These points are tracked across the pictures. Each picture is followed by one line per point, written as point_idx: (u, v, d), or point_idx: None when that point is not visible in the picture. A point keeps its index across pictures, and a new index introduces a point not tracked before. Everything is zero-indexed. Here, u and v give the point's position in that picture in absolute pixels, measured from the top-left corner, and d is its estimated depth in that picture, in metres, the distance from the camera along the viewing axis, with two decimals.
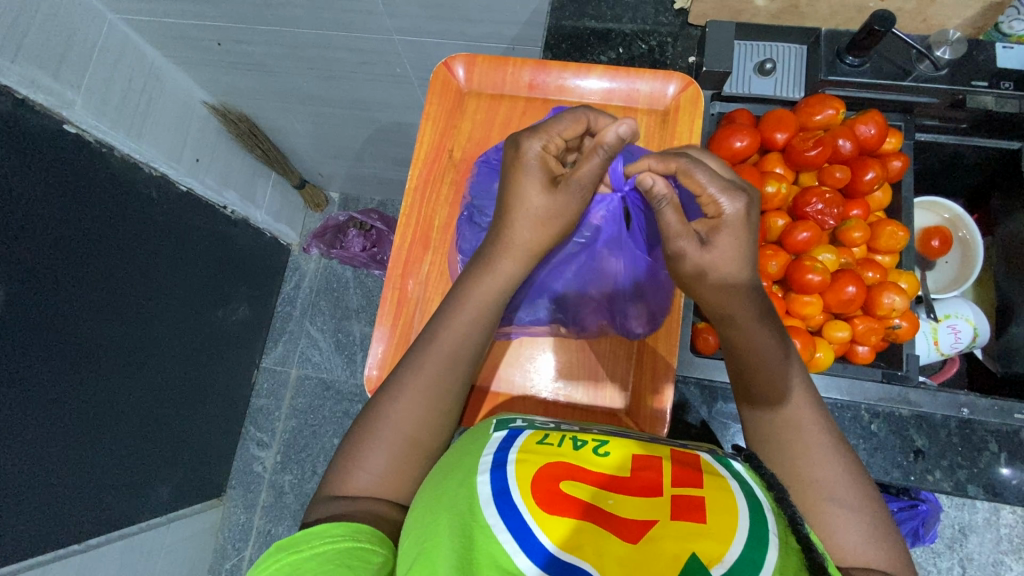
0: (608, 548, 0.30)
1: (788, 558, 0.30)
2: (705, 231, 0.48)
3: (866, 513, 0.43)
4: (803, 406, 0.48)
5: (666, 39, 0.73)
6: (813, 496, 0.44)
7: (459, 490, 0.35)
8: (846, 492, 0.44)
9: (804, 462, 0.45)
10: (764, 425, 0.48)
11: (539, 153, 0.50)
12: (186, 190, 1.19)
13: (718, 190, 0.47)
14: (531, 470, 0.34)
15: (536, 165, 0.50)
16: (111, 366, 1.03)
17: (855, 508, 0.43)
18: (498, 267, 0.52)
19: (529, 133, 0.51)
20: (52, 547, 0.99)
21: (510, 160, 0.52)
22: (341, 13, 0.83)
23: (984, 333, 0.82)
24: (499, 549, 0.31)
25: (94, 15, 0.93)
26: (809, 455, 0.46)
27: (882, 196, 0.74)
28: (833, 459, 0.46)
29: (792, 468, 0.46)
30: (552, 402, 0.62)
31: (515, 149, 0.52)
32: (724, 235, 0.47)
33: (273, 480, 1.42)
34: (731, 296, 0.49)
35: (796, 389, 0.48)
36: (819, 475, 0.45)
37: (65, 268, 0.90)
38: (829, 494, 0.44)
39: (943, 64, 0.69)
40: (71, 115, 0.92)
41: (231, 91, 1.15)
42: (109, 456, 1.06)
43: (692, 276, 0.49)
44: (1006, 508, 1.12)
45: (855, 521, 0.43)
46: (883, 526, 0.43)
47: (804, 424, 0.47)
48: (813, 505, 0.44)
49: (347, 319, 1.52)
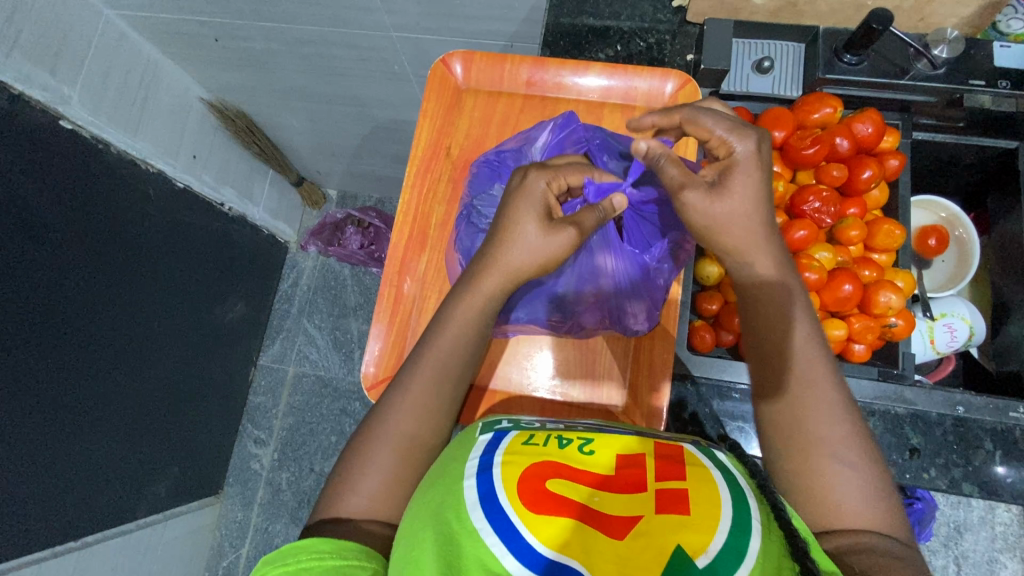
0: (596, 545, 0.30)
1: (769, 548, 0.30)
2: (716, 175, 0.47)
3: (865, 470, 0.44)
4: (816, 361, 0.48)
5: (664, 37, 0.73)
6: (814, 452, 0.45)
7: (446, 494, 0.35)
8: (848, 450, 0.44)
9: (812, 421, 0.46)
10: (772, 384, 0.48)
11: (542, 187, 0.51)
12: (183, 187, 1.18)
13: (725, 130, 0.47)
14: (517, 472, 0.34)
15: (538, 197, 0.51)
16: (107, 363, 1.02)
17: (859, 469, 0.44)
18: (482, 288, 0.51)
19: (535, 168, 0.53)
20: (48, 545, 0.98)
21: (511, 187, 0.53)
22: (339, 9, 0.82)
23: (980, 331, 0.81)
24: (487, 552, 0.31)
25: (90, 10, 0.92)
26: (816, 410, 0.46)
27: (879, 194, 0.74)
28: (840, 417, 0.46)
29: (797, 423, 0.46)
30: (549, 400, 0.62)
31: (518, 178, 0.52)
32: (736, 174, 0.46)
33: (270, 478, 1.42)
34: (744, 239, 0.47)
35: (809, 346, 0.48)
36: (825, 435, 0.45)
37: (61, 265, 0.90)
38: (832, 452, 0.44)
39: (940, 63, 0.69)
40: (67, 111, 0.91)
41: (229, 88, 1.15)
42: (106, 455, 1.06)
43: (710, 224, 0.47)
44: (1000, 506, 1.13)
45: (853, 478, 0.43)
46: (880, 483, 0.44)
47: (816, 383, 0.47)
48: (816, 466, 0.44)
49: (344, 317, 1.52)
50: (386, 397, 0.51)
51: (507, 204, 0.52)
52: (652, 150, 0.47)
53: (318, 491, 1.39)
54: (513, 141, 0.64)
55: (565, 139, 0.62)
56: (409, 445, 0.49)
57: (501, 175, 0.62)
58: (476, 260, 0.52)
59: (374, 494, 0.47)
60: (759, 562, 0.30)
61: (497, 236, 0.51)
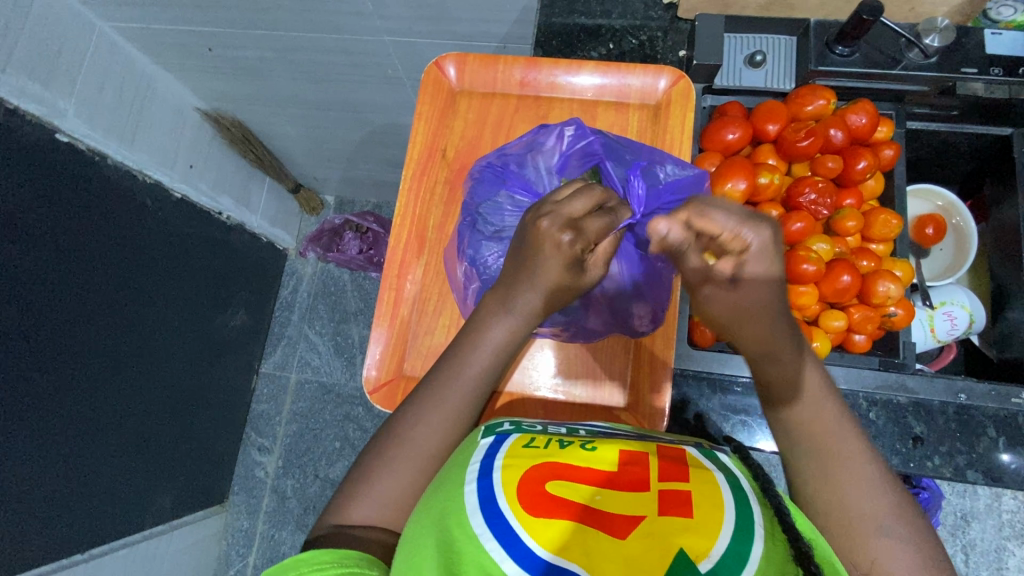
0: (595, 546, 0.30)
1: (773, 552, 0.30)
2: (733, 268, 0.45)
3: (916, 543, 0.41)
4: (846, 436, 0.45)
5: (655, 34, 0.73)
6: (860, 527, 0.41)
7: (446, 500, 0.35)
8: (895, 522, 0.41)
9: (853, 495, 0.42)
10: (805, 462, 0.45)
11: (575, 252, 0.48)
12: (180, 197, 1.19)
13: (736, 226, 0.44)
14: (517, 475, 0.34)
15: (571, 263, 0.48)
16: (111, 374, 1.03)
17: (907, 540, 0.41)
18: (516, 307, 0.51)
19: (572, 231, 0.47)
20: (55, 557, 0.99)
21: (542, 248, 0.48)
22: (331, 14, 0.82)
23: (979, 320, 0.82)
24: (487, 557, 0.31)
25: (82, 23, 0.93)
26: (857, 486, 0.43)
27: (874, 184, 0.75)
28: (883, 490, 0.43)
29: (839, 500, 0.43)
30: (551, 399, 0.62)
31: (551, 242, 0.47)
32: (749, 272, 0.45)
33: (275, 486, 1.42)
34: (773, 332, 0.46)
35: (837, 420, 0.46)
36: (870, 510, 0.42)
37: (59, 277, 0.90)
38: (878, 525, 0.41)
39: (932, 52, 0.69)
40: (63, 124, 0.92)
41: (224, 97, 1.16)
42: (110, 467, 1.06)
43: (729, 314, 0.47)
44: (1007, 494, 1.12)
45: (907, 556, 0.40)
46: (936, 559, 0.41)
47: (850, 454, 0.44)
48: (860, 539, 0.41)
49: (345, 322, 1.52)
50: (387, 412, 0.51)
51: (536, 262, 0.48)
52: (671, 235, 0.46)
53: (324, 497, 1.38)
54: (518, 145, 0.64)
55: (574, 147, 0.61)
56: (410, 449, 0.49)
57: (506, 181, 0.61)
58: (511, 283, 0.50)
59: (384, 500, 0.47)
60: (760, 565, 0.29)
61: (523, 287, 0.50)
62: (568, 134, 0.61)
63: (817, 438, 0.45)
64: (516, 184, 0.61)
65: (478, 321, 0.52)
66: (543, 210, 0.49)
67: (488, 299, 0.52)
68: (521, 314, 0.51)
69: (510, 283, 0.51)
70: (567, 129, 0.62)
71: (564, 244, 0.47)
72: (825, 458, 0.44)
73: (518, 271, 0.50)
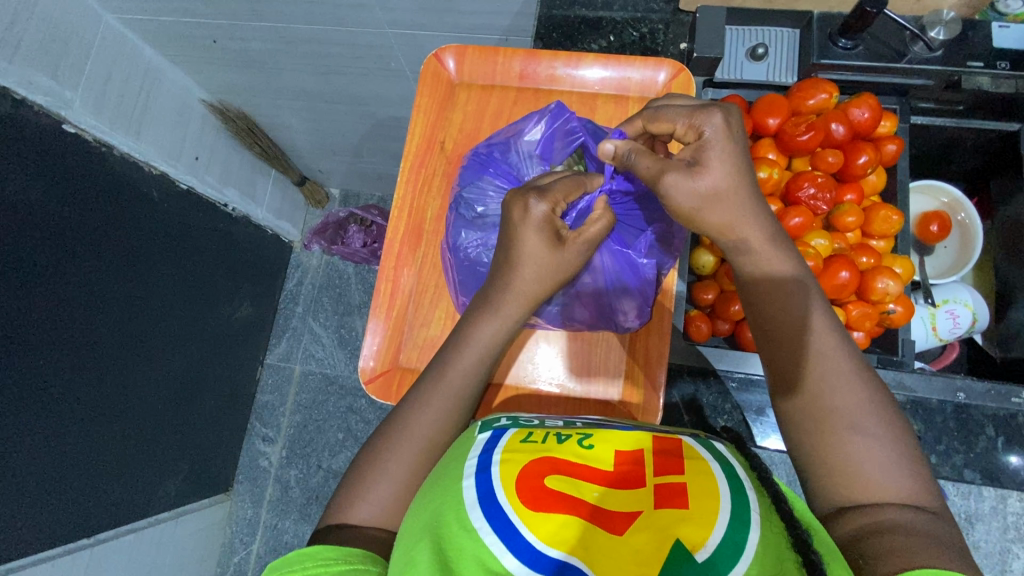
0: (595, 542, 0.30)
1: (769, 539, 0.29)
2: (691, 156, 0.44)
3: (892, 443, 0.41)
4: (831, 342, 0.45)
5: (657, 26, 0.72)
6: (836, 431, 0.41)
7: (445, 493, 0.34)
8: (870, 422, 0.41)
9: (830, 395, 0.43)
10: (784, 359, 0.45)
11: (545, 213, 0.49)
12: (186, 188, 1.20)
13: (688, 116, 0.44)
14: (515, 469, 0.34)
15: (544, 226, 0.49)
16: (118, 363, 1.04)
17: (881, 439, 0.41)
18: (501, 309, 0.52)
19: (534, 193, 0.49)
20: (64, 541, 1.01)
21: (512, 217, 0.50)
22: (333, 7, 0.83)
23: (983, 318, 0.80)
24: (486, 551, 0.31)
25: (90, 16, 0.94)
26: (833, 384, 0.43)
27: (876, 180, 0.74)
28: (861, 390, 0.43)
29: (816, 401, 0.43)
30: (547, 394, 0.62)
31: (519, 207, 0.49)
32: (714, 157, 0.43)
33: (279, 475, 1.43)
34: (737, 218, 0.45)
35: (819, 319, 0.46)
36: (844, 409, 0.42)
37: (63, 266, 0.91)
38: (852, 426, 0.41)
39: (937, 45, 0.67)
40: (71, 115, 0.93)
41: (230, 89, 1.16)
42: (117, 453, 1.08)
43: (702, 204, 0.44)
44: (1013, 496, 1.01)
45: (879, 454, 0.40)
46: (910, 462, 0.41)
47: (827, 353, 0.44)
48: (834, 439, 0.41)
49: (349, 314, 1.53)
50: (398, 409, 0.52)
51: (514, 234, 0.50)
52: (619, 148, 0.46)
53: (327, 487, 1.39)
54: (501, 133, 0.64)
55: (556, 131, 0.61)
56: (407, 441, 0.50)
57: (489, 168, 0.62)
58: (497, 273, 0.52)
59: (379, 498, 0.48)
60: (758, 556, 0.29)
61: (509, 265, 0.51)
62: (552, 118, 0.61)
63: (797, 337, 0.45)
64: (498, 170, 0.62)
65: (466, 319, 0.53)
66: (513, 190, 0.52)
67: (478, 299, 0.54)
68: (507, 305, 0.52)
69: (495, 268, 0.52)
70: (546, 113, 0.62)
71: (531, 209, 0.49)
72: (805, 365, 0.44)
73: (500, 252, 0.51)
